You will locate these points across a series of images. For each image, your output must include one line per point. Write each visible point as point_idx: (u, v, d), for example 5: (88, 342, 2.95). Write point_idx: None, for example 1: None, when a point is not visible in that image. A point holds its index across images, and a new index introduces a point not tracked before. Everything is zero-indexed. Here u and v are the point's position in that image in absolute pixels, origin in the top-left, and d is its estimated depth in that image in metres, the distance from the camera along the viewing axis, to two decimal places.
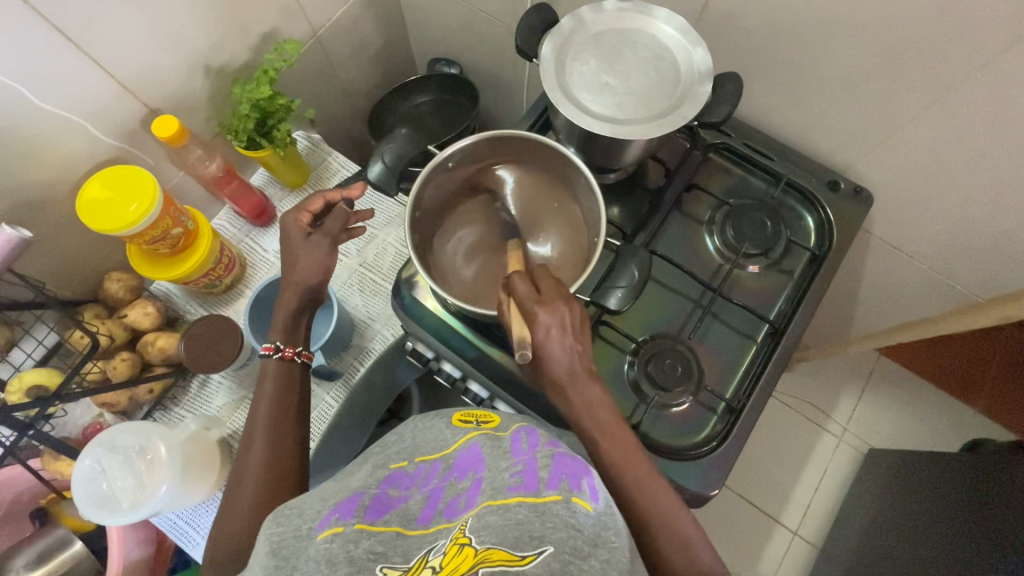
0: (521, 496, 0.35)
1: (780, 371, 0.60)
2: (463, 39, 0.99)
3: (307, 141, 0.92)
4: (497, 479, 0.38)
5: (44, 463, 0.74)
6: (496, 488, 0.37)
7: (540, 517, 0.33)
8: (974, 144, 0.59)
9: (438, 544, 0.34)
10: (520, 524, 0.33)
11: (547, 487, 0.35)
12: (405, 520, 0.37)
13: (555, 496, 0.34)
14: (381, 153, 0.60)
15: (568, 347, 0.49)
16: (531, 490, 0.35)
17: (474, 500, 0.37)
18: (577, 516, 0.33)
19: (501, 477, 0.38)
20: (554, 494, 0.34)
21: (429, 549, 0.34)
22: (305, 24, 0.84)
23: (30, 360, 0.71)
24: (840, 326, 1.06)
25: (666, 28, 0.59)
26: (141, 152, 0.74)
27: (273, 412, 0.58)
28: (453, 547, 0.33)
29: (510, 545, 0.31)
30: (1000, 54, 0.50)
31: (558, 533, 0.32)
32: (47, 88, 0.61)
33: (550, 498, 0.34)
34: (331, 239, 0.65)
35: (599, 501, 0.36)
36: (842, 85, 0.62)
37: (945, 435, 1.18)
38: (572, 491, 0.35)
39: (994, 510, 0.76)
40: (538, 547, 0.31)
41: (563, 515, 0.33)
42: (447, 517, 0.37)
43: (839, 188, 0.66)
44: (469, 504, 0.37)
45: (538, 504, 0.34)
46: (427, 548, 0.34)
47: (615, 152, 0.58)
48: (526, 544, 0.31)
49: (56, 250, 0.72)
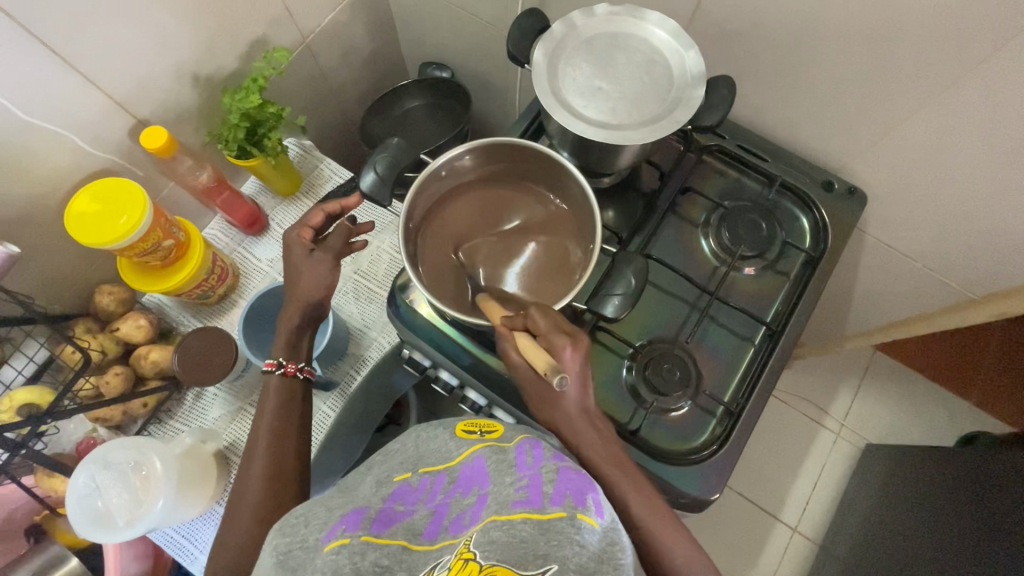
0: (527, 512, 0.34)
1: (778, 374, 0.59)
2: (454, 42, 0.99)
3: (298, 148, 0.91)
4: (501, 494, 0.37)
5: (37, 480, 0.73)
6: (502, 503, 0.36)
7: (544, 534, 0.33)
8: (967, 143, 0.59)
9: (444, 558, 0.34)
10: (524, 542, 0.33)
11: (552, 503, 0.35)
12: (411, 534, 0.37)
13: (560, 513, 0.34)
14: (374, 164, 0.60)
15: (580, 386, 0.50)
16: (537, 506, 0.35)
17: (479, 515, 0.36)
18: (582, 533, 0.33)
19: (507, 492, 0.37)
20: (559, 511, 0.34)
21: (435, 563, 0.34)
22: (294, 30, 0.83)
23: (21, 377, 0.69)
24: (837, 323, 1.06)
25: (658, 31, 0.58)
26: (131, 163, 0.74)
27: (275, 425, 0.58)
28: (458, 562, 0.33)
29: (515, 562, 0.32)
30: (991, 53, 0.50)
31: (564, 550, 0.32)
32: (31, 102, 0.60)
33: (555, 515, 0.34)
34: (334, 255, 0.63)
35: (604, 515, 0.35)
36: (834, 86, 0.62)
37: (940, 429, 1.19)
38: (577, 507, 0.34)
39: (992, 504, 0.77)
40: (543, 565, 0.31)
41: (567, 532, 0.33)
42: (453, 532, 0.36)
43: (833, 188, 0.67)
44: (474, 519, 0.36)
45: (543, 520, 0.34)
46: (432, 563, 0.34)
47: (609, 157, 0.57)
48: (531, 561, 0.32)
49: (45, 265, 0.71)
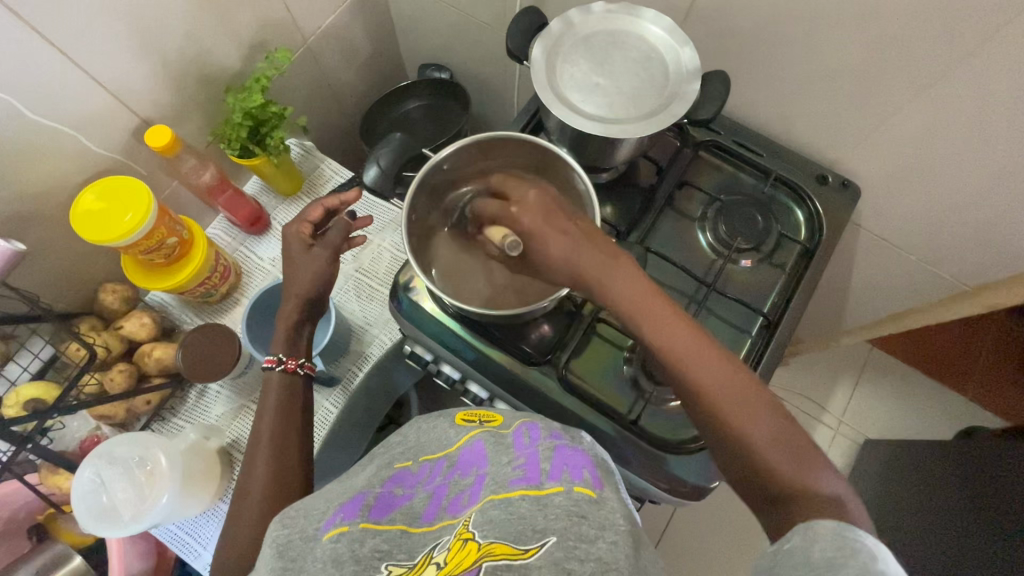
0: (524, 489, 0.36)
1: (775, 364, 0.60)
2: (454, 44, 1.00)
3: (300, 149, 0.92)
4: (499, 474, 0.39)
5: (42, 478, 0.73)
6: (499, 483, 0.38)
7: (543, 509, 0.34)
8: (956, 134, 0.61)
9: (443, 539, 0.35)
10: (523, 518, 0.34)
11: (549, 479, 0.37)
12: (410, 518, 0.38)
13: (557, 488, 0.36)
14: (376, 158, 0.61)
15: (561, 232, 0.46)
16: (534, 482, 0.36)
17: (478, 495, 0.38)
18: (579, 504, 0.34)
19: (504, 471, 0.39)
20: (556, 486, 0.36)
21: (434, 544, 0.34)
22: (295, 32, 0.84)
23: (26, 374, 0.70)
24: (833, 319, 1.07)
25: (653, 28, 0.60)
26: (135, 163, 0.74)
27: (278, 419, 0.59)
28: (456, 542, 0.33)
29: (513, 538, 0.32)
30: (977, 45, 0.52)
31: (561, 522, 0.33)
32: (39, 99, 0.61)
33: (553, 490, 0.36)
34: (332, 250, 0.64)
35: (602, 488, 0.37)
36: (826, 80, 0.63)
37: (938, 424, 1.20)
38: (572, 481, 0.36)
39: (994, 495, 0.77)
40: (541, 538, 0.32)
41: (564, 504, 0.34)
42: (451, 513, 0.37)
43: (827, 181, 0.68)
44: (472, 500, 0.38)
45: (540, 496, 0.35)
46: (431, 544, 0.35)
47: (607, 151, 0.59)
48: (529, 536, 0.32)
49: (49, 263, 0.72)
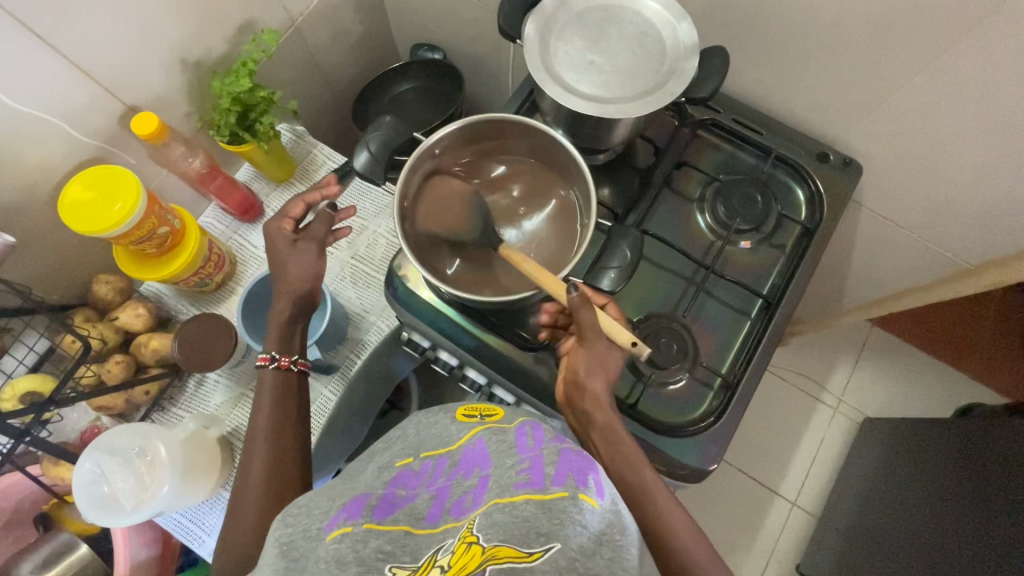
0: (528, 494, 0.35)
1: (773, 346, 0.60)
2: (446, 23, 0.98)
3: (291, 134, 0.91)
4: (503, 477, 0.38)
5: (44, 469, 0.74)
6: (503, 487, 0.37)
7: (547, 513, 0.33)
8: (960, 110, 0.59)
9: (448, 542, 0.34)
10: (527, 522, 0.33)
11: (554, 485, 0.35)
12: (413, 518, 0.37)
13: (562, 492, 0.35)
14: (366, 144, 0.60)
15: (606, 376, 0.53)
16: (538, 487, 0.35)
17: (481, 498, 0.37)
18: (583, 514, 0.34)
19: (509, 475, 0.38)
20: (560, 491, 0.35)
21: (439, 547, 0.34)
22: (281, 12, 0.82)
23: (23, 366, 0.70)
24: (833, 297, 1.06)
25: (649, 3, 0.58)
26: (123, 151, 0.73)
27: (273, 422, 0.58)
28: (461, 546, 0.33)
29: (518, 541, 0.32)
30: (982, 18, 0.50)
31: (564, 530, 0.33)
32: (21, 91, 0.60)
33: (557, 494, 0.34)
34: (317, 243, 0.64)
35: (605, 497, 0.36)
36: (825, 56, 0.62)
37: (937, 401, 1.20)
38: (578, 487, 0.35)
39: (993, 472, 0.77)
40: (546, 543, 0.32)
41: (569, 512, 0.33)
42: (455, 515, 0.37)
43: (828, 160, 0.66)
44: (476, 502, 0.37)
45: (544, 500, 0.34)
46: (435, 547, 0.35)
47: (603, 132, 0.57)
48: (534, 538, 0.33)
49: (42, 254, 0.71)
